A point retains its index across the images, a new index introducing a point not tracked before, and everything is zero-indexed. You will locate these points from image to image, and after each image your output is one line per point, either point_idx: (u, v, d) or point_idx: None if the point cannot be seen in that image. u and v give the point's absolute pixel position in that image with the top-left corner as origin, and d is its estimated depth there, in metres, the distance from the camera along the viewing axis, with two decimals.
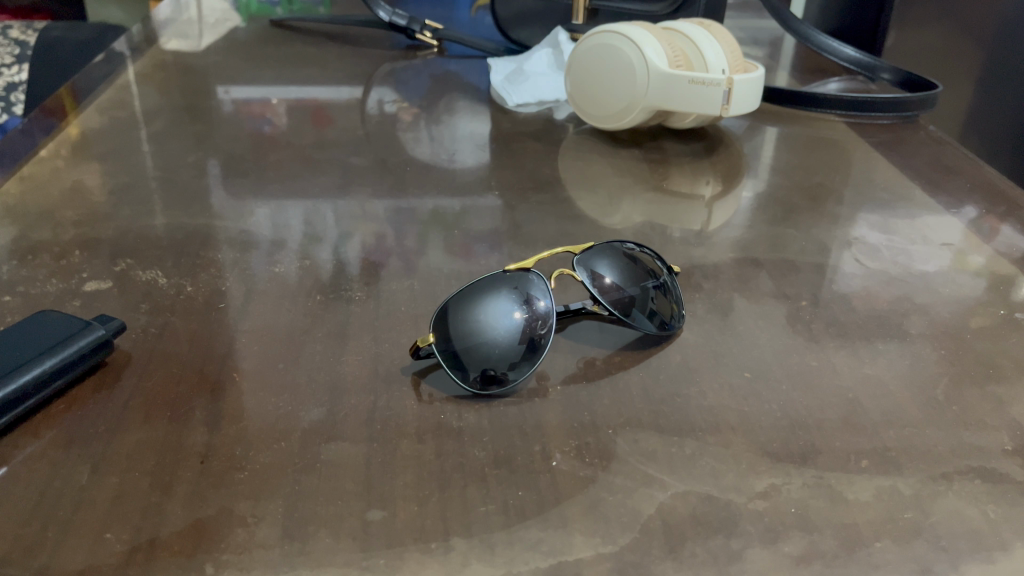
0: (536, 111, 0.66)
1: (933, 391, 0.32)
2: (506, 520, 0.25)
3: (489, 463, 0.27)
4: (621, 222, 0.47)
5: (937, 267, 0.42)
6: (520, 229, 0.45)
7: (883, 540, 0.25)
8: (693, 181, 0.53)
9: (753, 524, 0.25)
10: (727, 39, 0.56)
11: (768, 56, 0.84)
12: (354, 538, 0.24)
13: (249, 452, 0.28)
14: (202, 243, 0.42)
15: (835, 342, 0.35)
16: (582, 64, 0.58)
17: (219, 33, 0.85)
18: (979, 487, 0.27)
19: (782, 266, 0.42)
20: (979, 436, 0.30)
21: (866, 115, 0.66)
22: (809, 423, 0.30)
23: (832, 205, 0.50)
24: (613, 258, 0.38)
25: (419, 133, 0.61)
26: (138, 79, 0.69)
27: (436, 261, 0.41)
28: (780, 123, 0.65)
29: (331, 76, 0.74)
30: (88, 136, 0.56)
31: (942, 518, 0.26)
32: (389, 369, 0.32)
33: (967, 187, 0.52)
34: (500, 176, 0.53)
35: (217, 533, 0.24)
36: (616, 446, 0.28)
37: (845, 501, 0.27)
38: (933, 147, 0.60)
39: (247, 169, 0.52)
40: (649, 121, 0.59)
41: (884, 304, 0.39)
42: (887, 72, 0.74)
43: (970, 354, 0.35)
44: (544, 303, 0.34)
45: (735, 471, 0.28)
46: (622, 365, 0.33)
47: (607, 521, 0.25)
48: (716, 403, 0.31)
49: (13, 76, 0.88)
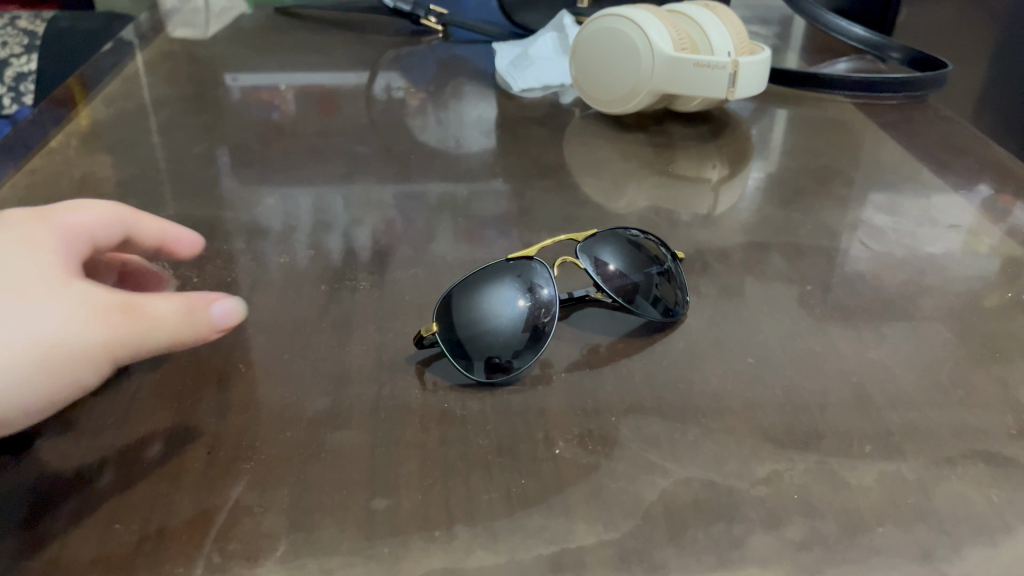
0: (542, 96, 0.66)
1: (938, 375, 0.32)
2: (509, 508, 0.25)
3: (492, 451, 0.28)
4: (626, 208, 0.47)
5: (944, 250, 0.42)
6: (525, 214, 0.46)
7: (884, 526, 0.25)
8: (698, 165, 0.53)
9: (755, 509, 0.26)
10: (733, 22, 0.56)
11: (777, 37, 0.83)
12: (358, 527, 0.25)
13: (256, 442, 0.28)
14: (209, 234, 0.42)
15: (840, 327, 0.35)
16: (586, 48, 0.58)
17: (225, 21, 0.85)
18: (983, 471, 0.27)
19: (786, 251, 0.42)
20: (983, 420, 0.30)
21: (875, 96, 0.64)
22: (811, 408, 0.30)
23: (839, 187, 0.49)
24: (615, 245, 0.38)
25: (424, 120, 0.60)
26: (145, 70, 0.69)
27: (441, 249, 0.41)
28: (789, 105, 0.64)
29: (336, 63, 0.73)
30: (95, 128, 0.57)
31: (944, 502, 0.26)
32: (393, 359, 0.32)
33: (977, 168, 0.52)
34: (504, 162, 0.53)
35: (222, 522, 0.25)
36: (619, 434, 0.29)
37: (847, 486, 0.27)
38: (943, 127, 0.59)
39: (253, 159, 0.52)
40: (654, 105, 0.58)
41: (891, 288, 0.38)
42: (897, 52, 0.73)
43: (976, 337, 0.35)
44: (546, 291, 0.34)
45: (737, 457, 0.28)
46: (625, 352, 0.33)
47: (610, 508, 0.25)
48: (719, 389, 0.31)
49: (22, 66, 0.88)
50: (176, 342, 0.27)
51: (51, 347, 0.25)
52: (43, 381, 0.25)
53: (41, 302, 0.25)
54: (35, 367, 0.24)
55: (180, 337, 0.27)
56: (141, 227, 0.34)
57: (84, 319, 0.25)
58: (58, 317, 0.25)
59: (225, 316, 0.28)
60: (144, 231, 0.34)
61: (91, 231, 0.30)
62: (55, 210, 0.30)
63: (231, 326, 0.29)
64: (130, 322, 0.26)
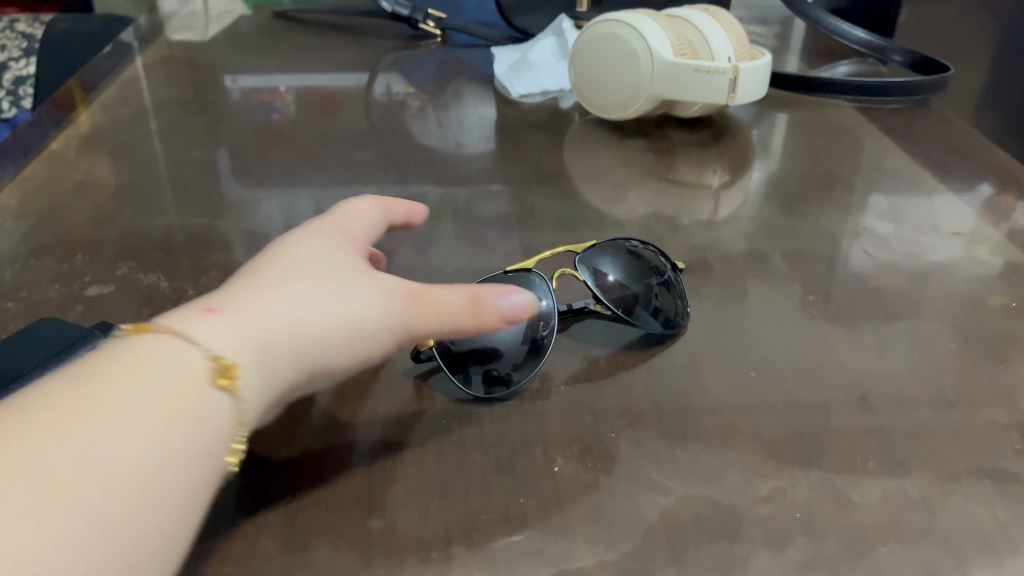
0: (541, 101, 0.65)
1: (942, 387, 0.32)
2: (507, 528, 0.25)
3: (490, 468, 0.27)
4: (626, 214, 0.47)
5: (947, 258, 0.41)
6: (525, 221, 0.45)
7: (889, 545, 0.25)
8: (699, 171, 0.53)
9: (757, 528, 0.25)
10: (733, 26, 0.55)
11: (778, 38, 0.83)
12: (354, 548, 0.24)
13: (250, 460, 0.27)
14: (205, 244, 0.42)
15: (843, 337, 0.35)
16: (585, 53, 0.57)
17: (222, 24, 0.84)
18: (989, 488, 0.27)
19: (789, 259, 0.41)
20: (989, 434, 0.29)
21: (878, 100, 0.64)
22: (814, 423, 0.30)
23: (841, 193, 0.49)
24: (615, 255, 0.38)
25: (424, 124, 0.60)
26: (143, 74, 0.69)
27: (440, 258, 0.41)
28: (790, 109, 0.64)
29: (335, 67, 0.73)
30: (92, 133, 0.56)
31: (950, 520, 0.26)
32: (391, 372, 0.32)
33: (980, 173, 0.51)
34: (503, 168, 0.53)
35: (216, 544, 0.24)
36: (619, 450, 0.28)
37: (851, 504, 0.26)
38: (945, 131, 0.58)
39: (251, 164, 0.52)
40: (654, 110, 0.58)
41: (894, 297, 0.38)
42: (899, 55, 0.72)
43: (981, 348, 0.34)
44: (545, 303, 0.34)
45: (739, 474, 0.27)
46: (625, 365, 0.33)
47: (610, 527, 0.25)
48: (721, 402, 0.31)
49: (21, 70, 0.88)
50: (465, 329, 0.29)
51: (360, 318, 0.28)
52: (344, 353, 0.28)
53: (349, 290, 0.28)
54: (351, 337, 0.28)
55: (466, 324, 0.29)
56: (392, 212, 0.36)
57: (382, 303, 0.29)
58: (361, 301, 0.28)
59: (517, 308, 0.30)
60: (395, 214, 0.36)
61: (365, 230, 0.34)
62: (328, 214, 0.34)
63: (521, 316, 0.30)
64: (422, 307, 0.29)
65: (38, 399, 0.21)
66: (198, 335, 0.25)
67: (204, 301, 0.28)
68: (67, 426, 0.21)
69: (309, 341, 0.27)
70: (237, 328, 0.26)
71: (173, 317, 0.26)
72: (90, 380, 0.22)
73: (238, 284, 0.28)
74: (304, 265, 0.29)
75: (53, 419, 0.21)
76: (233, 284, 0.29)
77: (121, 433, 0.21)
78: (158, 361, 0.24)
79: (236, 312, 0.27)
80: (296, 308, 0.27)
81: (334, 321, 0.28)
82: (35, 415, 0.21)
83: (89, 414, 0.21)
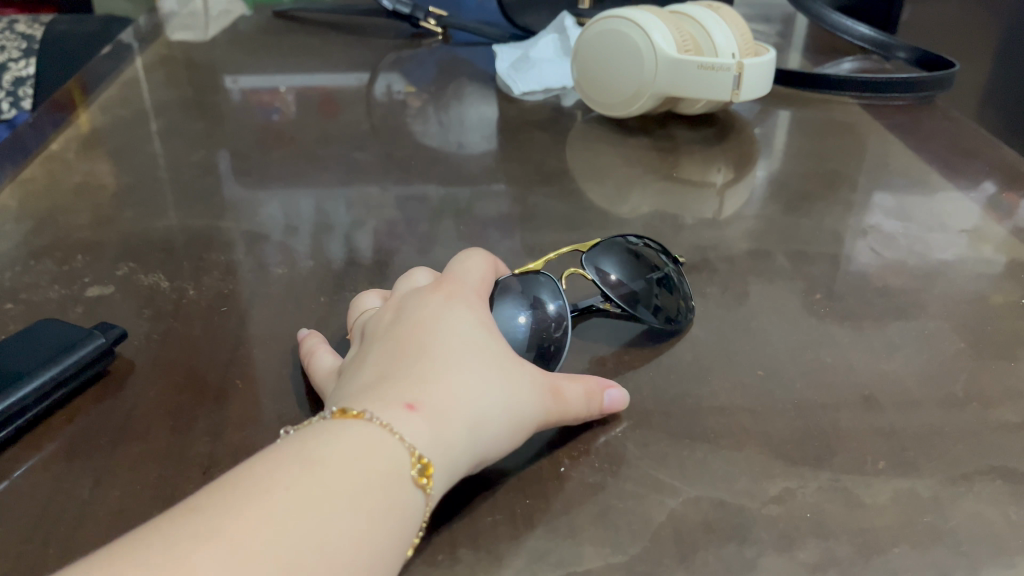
0: (543, 100, 0.65)
1: (951, 387, 0.31)
2: (513, 530, 0.25)
3: (495, 469, 0.27)
4: (630, 212, 0.47)
5: (955, 257, 0.41)
6: (528, 220, 0.45)
7: (900, 546, 0.24)
8: (703, 169, 0.52)
9: (767, 530, 0.25)
10: (736, 22, 0.55)
11: (781, 36, 0.82)
12: None
13: None
14: (206, 245, 0.42)
15: (850, 337, 0.35)
16: (587, 51, 0.57)
17: (222, 24, 0.84)
18: (1001, 489, 0.27)
19: (795, 258, 0.41)
20: (1000, 435, 0.29)
21: (882, 97, 0.64)
22: (823, 423, 0.29)
23: (846, 191, 0.49)
24: (618, 253, 0.37)
25: (426, 123, 0.60)
26: (142, 74, 0.68)
27: (443, 258, 0.40)
28: (794, 107, 0.63)
29: (336, 66, 0.73)
30: (92, 134, 0.56)
31: (961, 521, 0.25)
32: None
33: (986, 171, 0.51)
34: (506, 167, 0.52)
35: None
36: (626, 451, 0.28)
37: (861, 505, 0.26)
38: (951, 129, 0.58)
39: (252, 165, 0.52)
40: (658, 108, 0.58)
41: (901, 296, 0.38)
42: (903, 52, 0.72)
43: (991, 347, 0.34)
44: (553, 305, 0.33)
45: (747, 475, 0.27)
46: (631, 364, 0.33)
47: (618, 530, 0.25)
48: (728, 403, 0.30)
49: (20, 70, 0.87)
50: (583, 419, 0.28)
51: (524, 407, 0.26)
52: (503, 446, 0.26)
53: (510, 375, 0.27)
54: (514, 433, 0.26)
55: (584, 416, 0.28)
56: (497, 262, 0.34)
57: (538, 393, 0.27)
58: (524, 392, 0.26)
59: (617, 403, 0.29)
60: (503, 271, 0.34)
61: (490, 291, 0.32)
62: (450, 269, 0.32)
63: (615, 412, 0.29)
64: (566, 399, 0.27)
65: (267, 490, 0.21)
66: (405, 434, 0.24)
67: (387, 380, 0.26)
68: (299, 528, 0.21)
69: (496, 435, 0.25)
70: (440, 428, 0.24)
71: (371, 407, 0.25)
72: (306, 467, 0.22)
73: (411, 358, 0.26)
74: (477, 339, 0.27)
75: (284, 515, 0.21)
76: (402, 358, 0.27)
77: (339, 530, 0.21)
78: (360, 452, 0.23)
79: (435, 405, 0.25)
80: (472, 397, 0.25)
81: (515, 414, 0.26)
82: (268, 507, 0.21)
83: (314, 512, 0.21)
